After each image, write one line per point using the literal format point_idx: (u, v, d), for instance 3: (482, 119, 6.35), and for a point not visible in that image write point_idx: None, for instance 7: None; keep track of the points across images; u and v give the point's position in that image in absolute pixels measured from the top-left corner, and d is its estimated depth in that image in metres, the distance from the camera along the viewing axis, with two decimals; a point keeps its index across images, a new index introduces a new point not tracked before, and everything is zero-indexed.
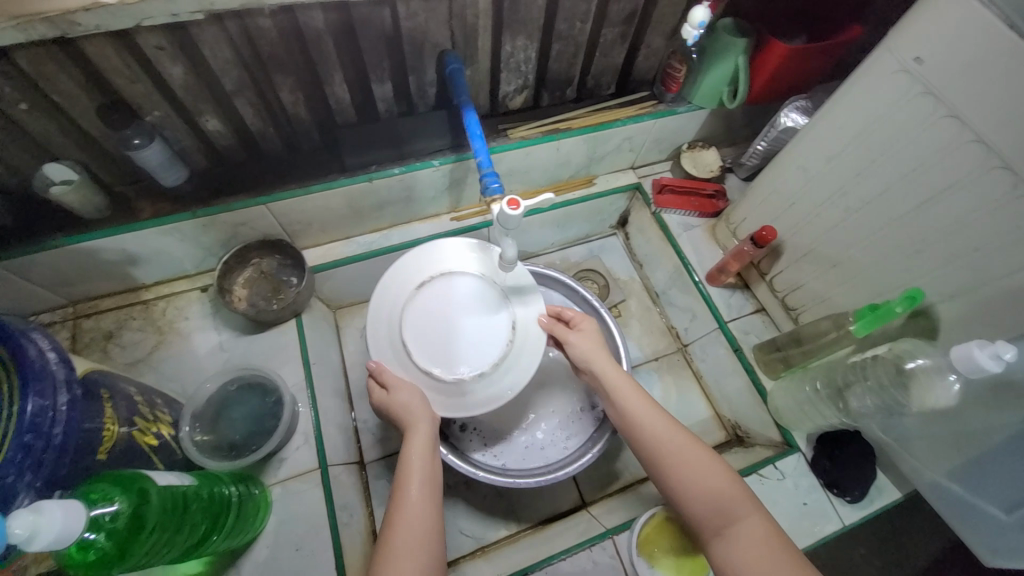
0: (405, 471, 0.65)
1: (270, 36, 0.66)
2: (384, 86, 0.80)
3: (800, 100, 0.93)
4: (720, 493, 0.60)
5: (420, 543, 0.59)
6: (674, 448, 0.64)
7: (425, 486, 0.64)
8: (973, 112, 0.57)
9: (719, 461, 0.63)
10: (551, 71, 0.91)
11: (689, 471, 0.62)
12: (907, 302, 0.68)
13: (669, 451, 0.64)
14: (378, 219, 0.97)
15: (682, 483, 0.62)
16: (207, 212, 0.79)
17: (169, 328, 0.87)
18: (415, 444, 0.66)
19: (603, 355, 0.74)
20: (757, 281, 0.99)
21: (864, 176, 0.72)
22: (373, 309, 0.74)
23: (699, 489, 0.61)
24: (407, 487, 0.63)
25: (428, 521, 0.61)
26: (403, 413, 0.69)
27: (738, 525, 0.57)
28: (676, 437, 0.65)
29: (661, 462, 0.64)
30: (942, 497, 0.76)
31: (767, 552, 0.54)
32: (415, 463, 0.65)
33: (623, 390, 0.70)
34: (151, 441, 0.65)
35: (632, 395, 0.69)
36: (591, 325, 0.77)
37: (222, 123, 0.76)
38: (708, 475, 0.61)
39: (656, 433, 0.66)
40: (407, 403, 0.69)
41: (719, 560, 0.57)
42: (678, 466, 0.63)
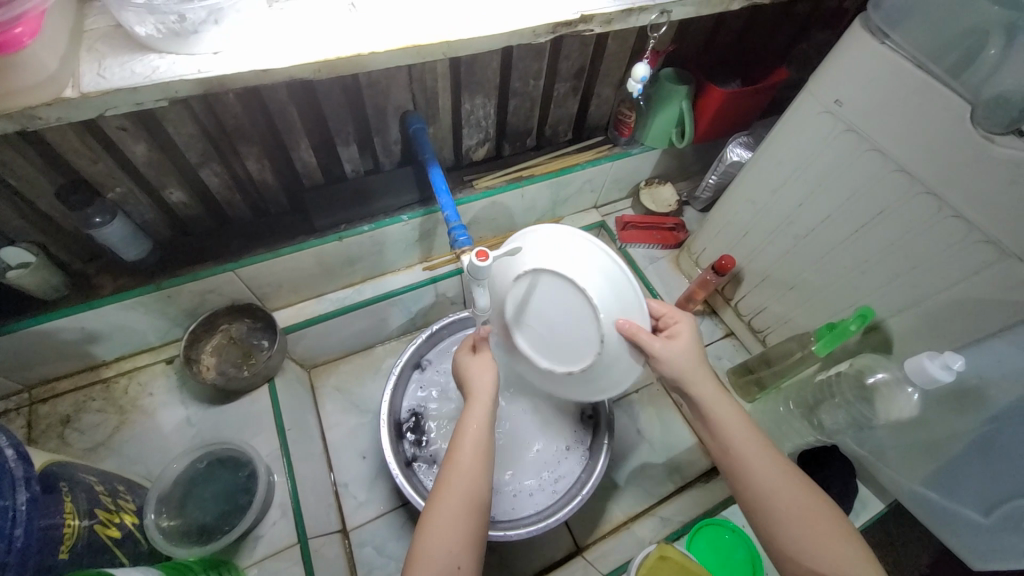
0: (459, 444, 0.60)
1: (234, 110, 0.68)
2: (349, 148, 0.83)
3: (742, 136, 1.00)
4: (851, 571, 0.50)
5: (463, 513, 0.55)
6: (788, 497, 0.55)
7: (479, 459, 0.59)
8: (893, 144, 0.63)
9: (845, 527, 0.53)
10: (510, 124, 0.96)
11: (819, 541, 0.52)
12: (860, 320, 0.72)
13: (793, 508, 0.54)
14: (350, 275, 0.97)
15: (806, 544, 0.52)
16: (171, 283, 0.77)
17: (132, 406, 0.83)
18: (477, 414, 0.62)
19: (703, 379, 0.62)
20: (723, 307, 1.03)
21: (806, 207, 0.77)
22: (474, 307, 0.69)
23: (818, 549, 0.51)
24: (458, 456, 0.59)
25: (475, 491, 0.57)
26: (468, 380, 0.67)
27: None
28: (795, 485, 0.55)
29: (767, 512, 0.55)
30: (922, 504, 0.78)
31: None
32: (472, 432, 0.61)
33: (740, 433, 0.59)
34: (114, 533, 0.60)
35: (756, 444, 0.58)
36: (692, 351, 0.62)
37: (187, 194, 0.76)
38: (839, 544, 0.51)
39: (779, 485, 0.55)
40: (480, 366, 0.67)
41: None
42: (795, 525, 0.53)
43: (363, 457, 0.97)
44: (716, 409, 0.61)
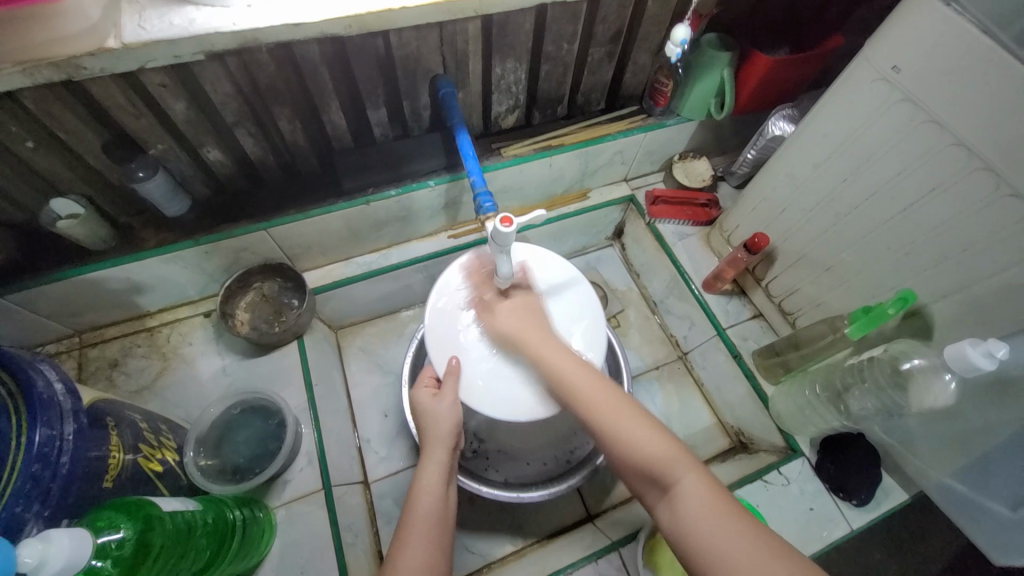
0: (411, 512, 0.64)
1: (268, 69, 0.68)
2: (379, 111, 0.83)
3: (786, 108, 0.94)
4: (655, 452, 0.56)
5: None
6: (607, 410, 0.60)
7: (430, 523, 0.63)
8: (952, 116, 0.58)
9: (646, 414, 0.60)
10: (541, 90, 0.94)
11: (625, 429, 0.58)
12: (900, 303, 0.69)
13: (591, 398, 0.62)
14: (377, 239, 0.99)
15: (621, 454, 0.58)
16: (208, 239, 0.81)
17: (173, 354, 0.89)
18: (431, 471, 0.67)
19: (527, 321, 0.72)
20: (753, 287, 1.00)
21: (850, 182, 0.73)
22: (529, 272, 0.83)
23: (637, 450, 0.57)
24: (409, 525, 0.63)
25: (430, 553, 0.61)
26: (427, 430, 0.71)
27: (678, 488, 0.53)
28: (609, 398, 0.61)
29: (608, 433, 0.59)
30: (948, 496, 0.76)
31: (711, 519, 0.50)
32: (426, 492, 0.65)
33: (555, 355, 0.67)
34: (155, 467, 0.65)
35: (571, 369, 0.65)
36: (520, 302, 0.75)
37: (224, 153, 0.78)
38: (641, 434, 0.58)
39: (586, 389, 0.63)
40: (431, 419, 0.70)
41: (663, 519, 0.54)
42: (605, 416, 0.60)
43: (384, 415, 1.01)
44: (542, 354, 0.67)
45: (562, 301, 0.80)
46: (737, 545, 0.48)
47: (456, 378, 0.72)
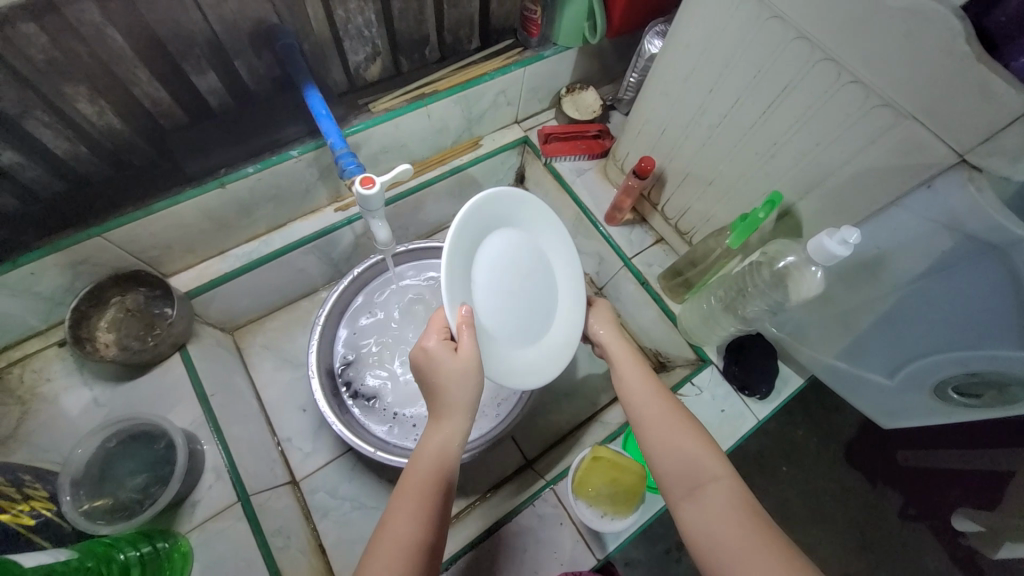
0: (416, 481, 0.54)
1: (41, 42, 0.56)
2: (207, 77, 0.72)
3: (658, 25, 0.93)
4: (700, 466, 0.57)
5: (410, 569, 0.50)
6: (659, 413, 0.64)
7: (431, 495, 0.54)
8: (793, 9, 0.58)
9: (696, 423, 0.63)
10: (400, 33, 0.85)
11: (666, 439, 0.61)
12: (768, 207, 0.71)
13: (648, 417, 0.64)
14: (250, 226, 0.89)
15: (659, 452, 0.60)
16: (29, 258, 0.68)
17: (29, 395, 0.77)
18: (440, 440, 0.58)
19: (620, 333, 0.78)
20: (651, 213, 1.01)
21: (717, 92, 0.73)
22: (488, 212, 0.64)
23: (673, 450, 0.59)
24: (402, 494, 0.54)
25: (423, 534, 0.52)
26: (442, 390, 0.60)
27: (708, 487, 0.55)
28: (667, 405, 0.65)
29: (647, 430, 0.63)
30: (834, 374, 0.84)
31: (732, 518, 0.51)
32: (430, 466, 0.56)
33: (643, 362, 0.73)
34: (27, 522, 0.59)
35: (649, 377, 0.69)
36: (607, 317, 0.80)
37: (18, 153, 0.64)
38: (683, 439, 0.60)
39: (647, 409, 0.65)
40: (453, 379, 0.59)
41: (688, 522, 0.54)
42: (653, 430, 0.62)
43: (303, 409, 0.96)
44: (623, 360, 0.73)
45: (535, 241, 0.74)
46: (745, 541, 0.49)
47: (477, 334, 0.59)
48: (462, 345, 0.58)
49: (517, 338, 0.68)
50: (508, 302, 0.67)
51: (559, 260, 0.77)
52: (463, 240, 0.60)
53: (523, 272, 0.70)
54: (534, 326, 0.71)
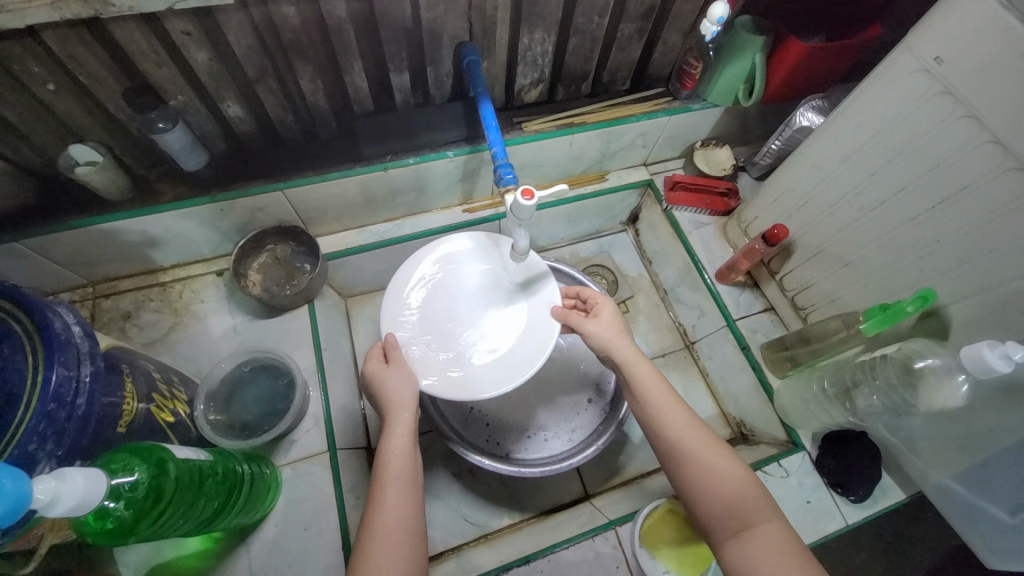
0: (382, 471, 0.60)
1: (294, 24, 0.67)
2: (401, 76, 0.81)
3: (816, 99, 0.92)
4: (747, 510, 0.56)
5: (404, 545, 0.56)
6: (694, 445, 0.61)
7: (406, 479, 0.60)
8: (992, 113, 0.57)
9: (734, 456, 0.60)
10: (567, 65, 0.91)
11: (707, 474, 0.59)
12: (918, 302, 0.68)
13: (688, 451, 0.60)
14: (391, 209, 0.98)
15: (700, 489, 0.59)
16: (224, 197, 0.80)
17: (184, 310, 0.89)
18: (399, 433, 0.63)
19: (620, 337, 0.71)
20: (767, 280, 1.00)
21: (879, 176, 0.72)
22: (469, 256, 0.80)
23: (719, 486, 0.58)
24: (385, 486, 0.59)
25: (408, 517, 0.58)
26: (389, 397, 0.66)
27: (757, 529, 0.55)
28: (701, 436, 0.62)
29: (685, 463, 0.60)
30: (947, 498, 0.76)
31: (792, 563, 0.51)
32: (394, 454, 0.61)
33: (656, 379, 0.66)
34: (167, 417, 0.66)
35: (671, 401, 0.64)
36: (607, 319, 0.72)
37: (244, 109, 0.77)
38: (725, 481, 0.58)
39: (682, 439, 0.61)
40: (394, 385, 0.66)
41: (734, 562, 0.55)
42: (693, 467, 0.60)
43: None
44: (636, 373, 0.67)
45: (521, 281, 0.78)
46: None
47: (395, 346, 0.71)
48: (391, 360, 0.69)
49: (456, 356, 0.72)
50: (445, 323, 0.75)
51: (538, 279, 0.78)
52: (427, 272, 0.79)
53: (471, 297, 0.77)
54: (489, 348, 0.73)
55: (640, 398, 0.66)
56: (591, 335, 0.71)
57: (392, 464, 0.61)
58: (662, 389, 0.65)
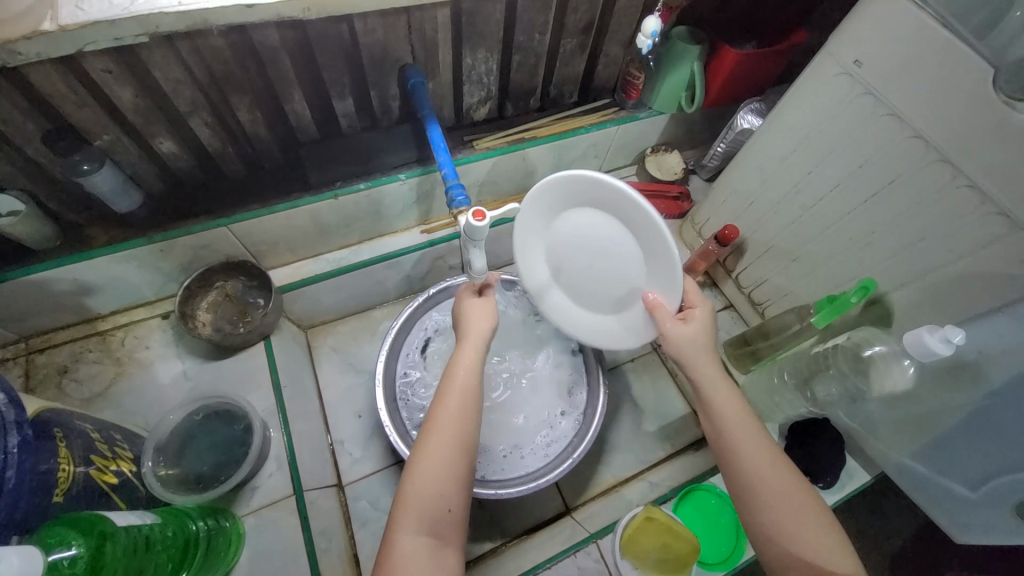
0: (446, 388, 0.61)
1: (224, 55, 0.64)
2: (344, 101, 0.80)
3: (754, 102, 0.96)
4: (828, 562, 0.51)
5: (455, 443, 0.57)
6: (775, 484, 0.55)
7: (465, 398, 0.60)
8: (912, 109, 0.60)
9: (814, 498, 0.56)
10: (513, 82, 0.92)
11: (785, 518, 0.54)
12: (861, 292, 0.71)
13: (769, 493, 0.55)
14: (345, 235, 0.96)
15: (777, 532, 0.54)
16: (164, 237, 0.76)
17: (128, 358, 0.84)
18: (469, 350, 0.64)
19: (705, 354, 0.63)
20: (724, 278, 1.03)
21: (816, 175, 0.75)
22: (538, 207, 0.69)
23: (799, 531, 0.53)
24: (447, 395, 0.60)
25: (464, 431, 0.58)
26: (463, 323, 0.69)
27: None
28: (785, 473, 0.56)
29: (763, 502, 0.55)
30: (909, 476, 0.79)
31: None
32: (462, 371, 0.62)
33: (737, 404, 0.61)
34: (110, 479, 0.62)
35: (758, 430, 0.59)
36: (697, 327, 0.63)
37: (178, 144, 0.73)
38: (807, 525, 0.54)
39: (764, 476, 0.56)
40: (474, 312, 0.69)
41: None
42: (770, 509, 0.55)
43: (358, 416, 0.99)
44: (718, 398, 0.61)
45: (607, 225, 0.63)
46: None
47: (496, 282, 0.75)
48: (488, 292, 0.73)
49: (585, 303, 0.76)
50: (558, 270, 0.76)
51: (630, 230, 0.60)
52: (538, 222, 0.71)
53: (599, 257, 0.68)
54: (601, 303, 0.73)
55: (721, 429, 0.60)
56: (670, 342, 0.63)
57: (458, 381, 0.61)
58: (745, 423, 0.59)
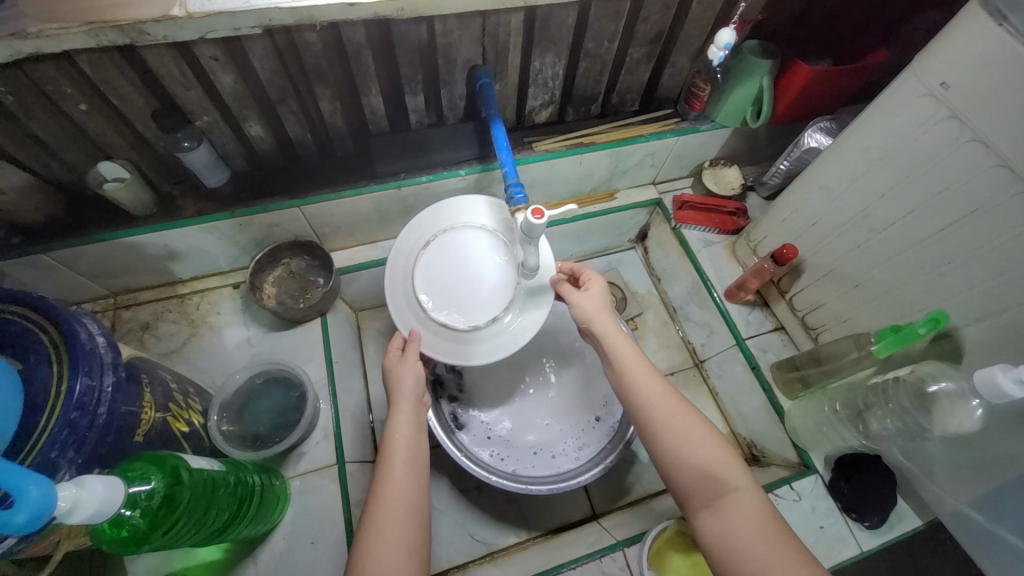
0: (388, 459, 0.63)
1: (315, 49, 0.69)
2: (416, 97, 0.84)
3: (824, 121, 0.93)
4: (724, 476, 0.58)
5: (409, 514, 0.59)
6: (670, 421, 0.62)
7: (409, 467, 0.63)
8: (1001, 137, 0.57)
9: (706, 426, 0.62)
10: (577, 87, 0.93)
11: (684, 451, 0.60)
12: (930, 324, 0.68)
13: (665, 431, 0.61)
14: (403, 225, 1.00)
15: (678, 466, 0.60)
16: (244, 213, 0.83)
17: (201, 321, 0.92)
18: (404, 421, 0.67)
19: (605, 312, 0.72)
20: (776, 299, 0.99)
21: (889, 198, 0.72)
22: (427, 338, 0.74)
23: (698, 461, 0.59)
24: (389, 464, 0.63)
25: (411, 499, 0.61)
26: (394, 386, 0.71)
27: (731, 500, 0.56)
28: (677, 411, 0.63)
29: (660, 438, 0.61)
30: (966, 526, 0.74)
31: (762, 532, 0.53)
32: (401, 439, 0.65)
33: (628, 353, 0.68)
34: (182, 427, 0.68)
35: (648, 378, 0.66)
36: (593, 283, 0.74)
37: (264, 129, 0.80)
38: (703, 451, 0.59)
39: (660, 416, 0.62)
40: (399, 370, 0.71)
41: (709, 535, 0.56)
42: (664, 436, 0.61)
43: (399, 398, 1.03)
44: (613, 349, 0.69)
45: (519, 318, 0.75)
46: (775, 547, 0.52)
47: (419, 344, 0.73)
48: (406, 351, 0.73)
49: (430, 274, 0.76)
50: (444, 296, 0.75)
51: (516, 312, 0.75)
52: (429, 318, 0.75)
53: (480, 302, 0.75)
54: (449, 293, 0.76)
55: (621, 374, 0.67)
56: (575, 306, 0.72)
57: (396, 453, 0.64)
58: (640, 366, 0.67)
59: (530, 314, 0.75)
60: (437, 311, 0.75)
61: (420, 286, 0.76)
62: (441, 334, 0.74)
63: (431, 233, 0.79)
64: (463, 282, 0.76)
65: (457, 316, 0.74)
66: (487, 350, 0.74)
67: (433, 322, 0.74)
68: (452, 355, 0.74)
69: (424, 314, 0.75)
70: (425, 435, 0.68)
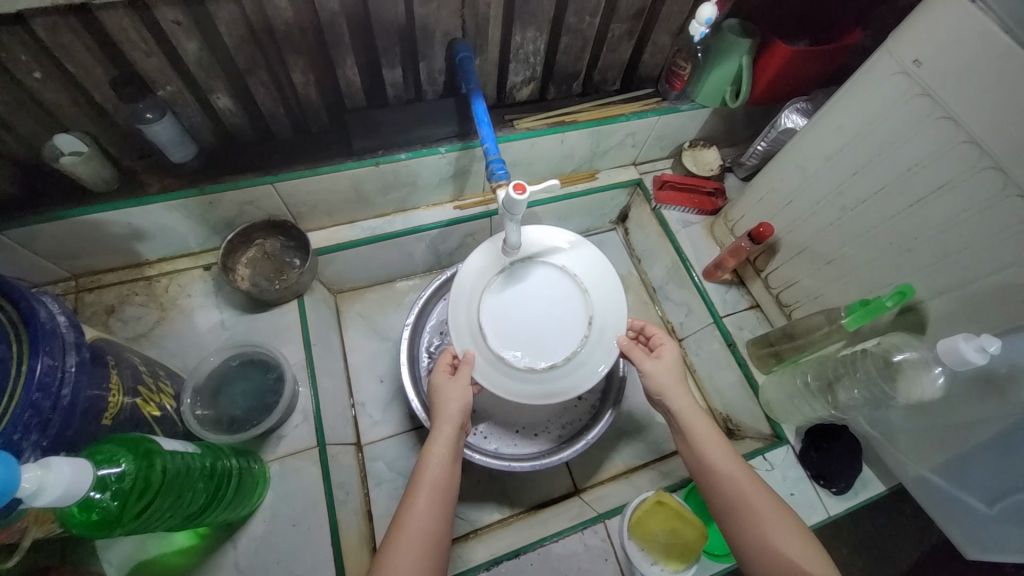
0: (421, 480, 0.63)
1: (286, 16, 0.66)
2: (394, 71, 0.81)
3: (800, 101, 0.94)
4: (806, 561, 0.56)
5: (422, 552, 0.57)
6: (751, 495, 0.62)
7: (435, 491, 0.62)
8: (968, 113, 0.59)
9: (788, 511, 0.61)
10: (558, 64, 0.92)
11: (764, 529, 0.60)
12: (897, 297, 0.70)
13: (749, 503, 0.62)
14: (381, 204, 0.98)
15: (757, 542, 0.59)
16: (214, 189, 0.79)
17: (171, 304, 0.88)
18: (439, 447, 0.66)
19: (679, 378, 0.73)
20: (753, 278, 1.02)
21: (861, 175, 0.74)
22: (483, 364, 0.74)
23: (779, 539, 0.59)
24: (417, 490, 0.62)
25: (432, 541, 0.58)
26: (439, 405, 0.70)
27: None
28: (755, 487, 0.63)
29: (744, 507, 0.62)
30: (926, 489, 0.79)
31: None
32: (434, 470, 0.64)
33: (705, 423, 0.69)
34: (153, 411, 0.66)
35: (726, 450, 0.66)
36: (668, 348, 0.76)
37: (232, 101, 0.76)
38: (787, 533, 0.59)
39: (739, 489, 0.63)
40: (444, 394, 0.70)
41: None
42: (755, 518, 0.61)
43: (380, 380, 1.02)
44: (690, 418, 0.69)
45: (579, 362, 0.75)
46: None
47: (472, 366, 0.73)
48: (459, 372, 0.72)
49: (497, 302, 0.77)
50: (512, 329, 0.76)
51: (579, 356, 0.75)
52: (492, 344, 0.75)
53: (543, 338, 0.76)
54: (518, 328, 0.76)
55: (698, 445, 0.68)
56: (648, 374, 0.73)
57: (426, 475, 0.63)
58: (718, 440, 0.67)
59: (593, 362, 0.76)
60: (501, 342, 0.75)
61: (488, 313, 0.76)
62: (502, 363, 0.74)
63: (504, 261, 0.79)
64: (532, 318, 0.77)
65: (518, 348, 0.75)
66: (543, 388, 0.74)
67: (493, 351, 0.74)
68: (506, 386, 0.73)
69: (485, 339, 0.75)
70: (458, 467, 0.66)
